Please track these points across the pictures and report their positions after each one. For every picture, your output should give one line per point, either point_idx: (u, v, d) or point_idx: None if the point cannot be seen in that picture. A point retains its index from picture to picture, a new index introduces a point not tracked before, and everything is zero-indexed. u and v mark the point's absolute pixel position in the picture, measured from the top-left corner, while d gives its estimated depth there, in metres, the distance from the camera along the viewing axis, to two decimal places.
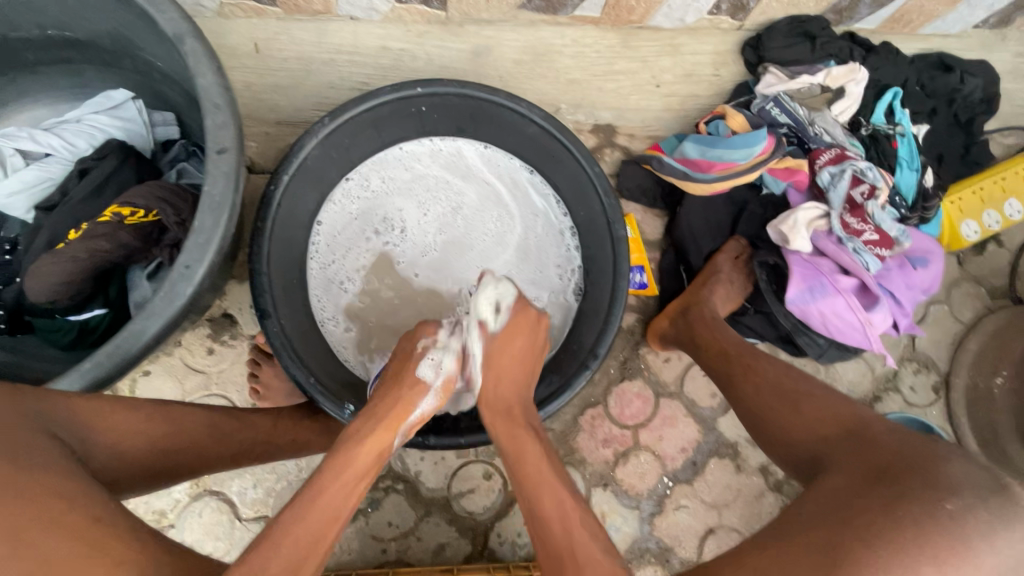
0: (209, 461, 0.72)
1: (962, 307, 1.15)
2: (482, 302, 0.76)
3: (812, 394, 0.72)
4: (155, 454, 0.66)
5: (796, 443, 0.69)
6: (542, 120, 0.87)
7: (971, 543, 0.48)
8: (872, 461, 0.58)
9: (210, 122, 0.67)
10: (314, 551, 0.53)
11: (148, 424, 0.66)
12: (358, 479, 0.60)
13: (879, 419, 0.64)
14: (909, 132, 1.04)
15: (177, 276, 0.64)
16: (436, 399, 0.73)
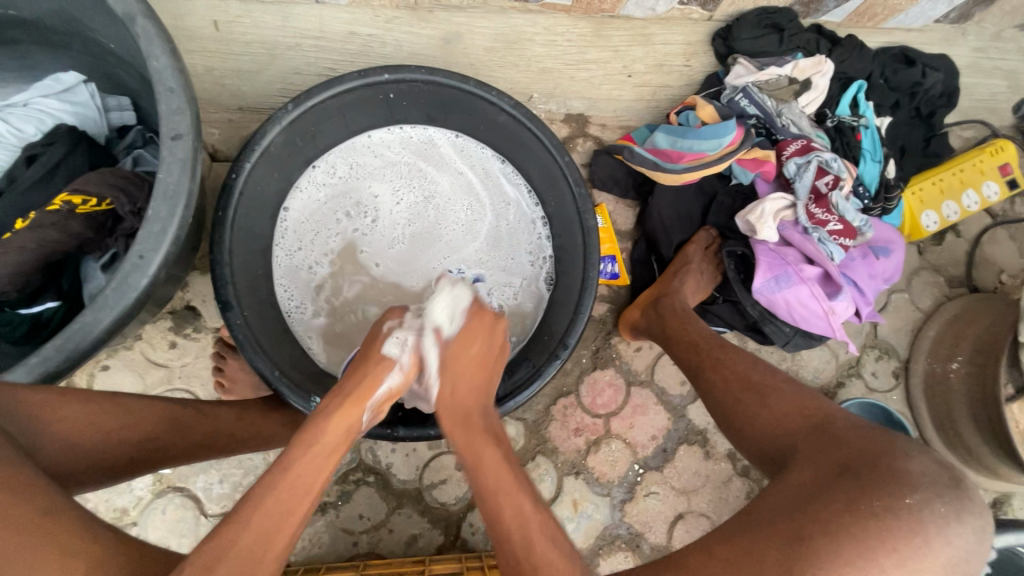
0: (170, 453, 0.70)
1: (922, 295, 1.18)
2: (436, 309, 0.76)
3: (779, 389, 0.72)
4: (111, 445, 0.64)
5: (761, 438, 0.69)
6: (513, 108, 0.86)
7: (928, 538, 0.50)
8: (837, 457, 0.58)
9: (164, 107, 0.65)
10: (279, 529, 0.53)
11: (102, 415, 0.65)
12: (326, 455, 0.60)
13: (843, 414, 0.65)
14: (872, 124, 1.07)
15: (129, 267, 0.62)
16: (403, 375, 0.73)
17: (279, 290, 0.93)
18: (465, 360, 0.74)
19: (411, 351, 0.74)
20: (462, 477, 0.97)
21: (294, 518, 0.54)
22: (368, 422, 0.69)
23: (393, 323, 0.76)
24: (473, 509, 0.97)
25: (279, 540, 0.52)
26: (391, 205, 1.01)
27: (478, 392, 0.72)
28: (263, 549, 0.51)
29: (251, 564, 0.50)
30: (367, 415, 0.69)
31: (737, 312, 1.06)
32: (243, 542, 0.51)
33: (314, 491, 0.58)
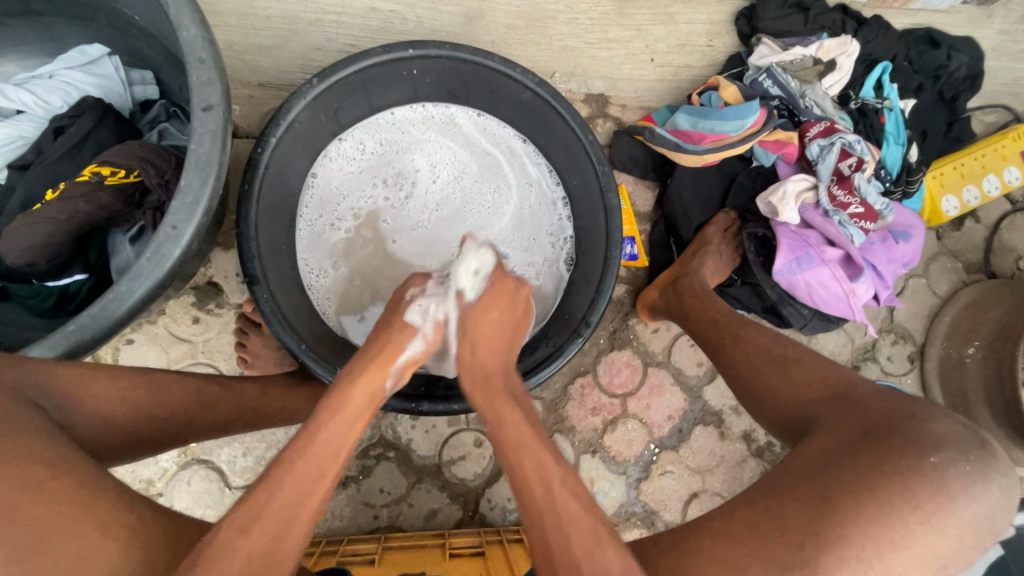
0: (198, 428, 0.71)
1: (939, 281, 1.18)
2: (460, 275, 0.76)
3: (799, 359, 0.72)
4: (140, 420, 0.65)
5: (783, 407, 0.69)
6: (536, 85, 0.86)
7: (952, 495, 0.51)
8: (860, 422, 0.59)
9: (196, 78, 0.65)
10: (314, 486, 0.56)
11: (130, 391, 0.65)
12: (354, 419, 0.62)
13: (864, 380, 0.65)
14: (896, 106, 1.05)
15: (164, 237, 0.62)
16: (424, 343, 0.73)
17: (301, 263, 0.93)
18: (485, 328, 0.74)
19: (433, 319, 0.74)
20: (480, 454, 0.99)
21: (322, 484, 0.56)
22: (394, 386, 0.70)
23: (415, 291, 0.76)
24: (491, 485, 0.98)
25: (307, 507, 0.54)
26: (415, 182, 1.01)
27: (494, 362, 0.72)
28: (295, 511, 0.54)
29: (281, 530, 0.52)
30: (392, 381, 0.70)
31: (755, 295, 1.06)
32: (274, 507, 0.53)
33: (342, 455, 0.60)
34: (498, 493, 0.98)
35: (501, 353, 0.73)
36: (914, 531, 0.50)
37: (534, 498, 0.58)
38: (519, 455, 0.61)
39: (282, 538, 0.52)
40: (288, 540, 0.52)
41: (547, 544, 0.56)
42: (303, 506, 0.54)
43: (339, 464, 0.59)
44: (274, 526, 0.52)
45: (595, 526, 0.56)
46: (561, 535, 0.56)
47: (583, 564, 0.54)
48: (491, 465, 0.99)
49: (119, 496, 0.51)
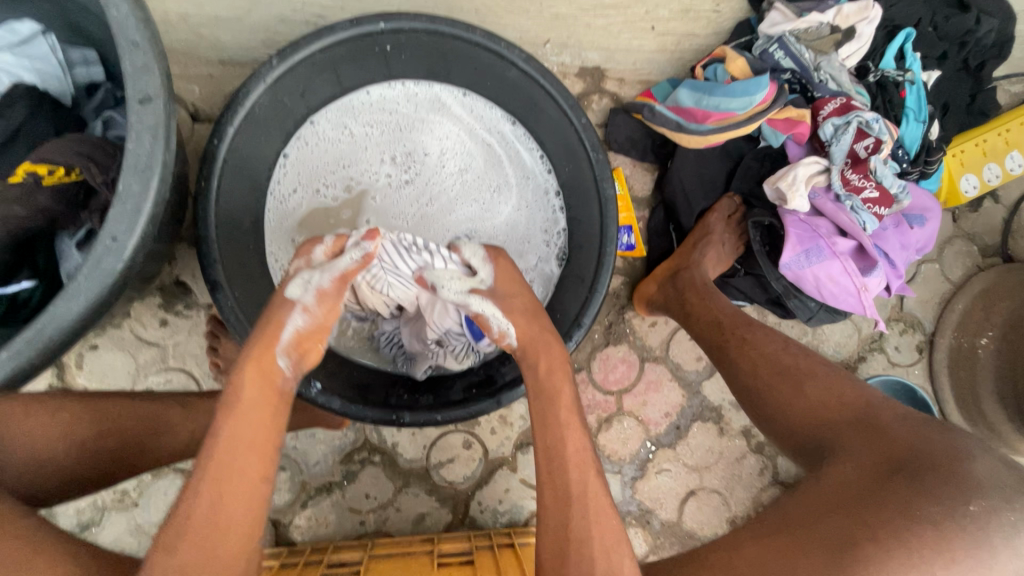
0: (156, 456, 0.66)
1: (953, 266, 1.11)
2: (345, 259, 0.67)
3: (815, 372, 0.67)
4: (88, 454, 0.60)
5: (796, 426, 0.64)
6: (524, 62, 0.77)
7: (993, 548, 0.47)
8: (887, 456, 0.54)
9: (128, 65, 0.57)
10: (221, 485, 0.51)
11: (74, 425, 0.60)
12: (251, 408, 0.56)
13: (887, 402, 0.60)
14: (919, 79, 0.96)
15: (103, 250, 0.56)
16: (312, 315, 0.65)
17: (271, 259, 0.86)
18: (519, 296, 0.70)
19: (317, 289, 0.65)
20: (470, 456, 0.95)
21: (241, 481, 0.52)
22: (292, 367, 0.62)
23: (300, 263, 0.67)
24: (481, 487, 0.95)
25: (235, 510, 0.51)
26: (413, 169, 0.93)
27: (537, 335, 0.67)
28: (215, 513, 0.50)
29: (205, 540, 0.49)
30: (285, 360, 0.62)
31: (759, 286, 0.99)
32: (200, 518, 0.50)
33: (263, 452, 0.55)
34: (489, 495, 0.95)
35: (548, 332, 0.67)
36: None
37: (564, 487, 0.56)
38: (562, 436, 0.59)
39: (217, 550, 0.49)
40: (223, 554, 0.49)
41: (560, 534, 0.54)
42: (228, 510, 0.51)
43: (261, 461, 0.54)
44: (204, 539, 0.49)
45: (614, 532, 0.54)
46: (582, 525, 0.53)
47: (597, 567, 0.52)
48: (482, 467, 0.95)
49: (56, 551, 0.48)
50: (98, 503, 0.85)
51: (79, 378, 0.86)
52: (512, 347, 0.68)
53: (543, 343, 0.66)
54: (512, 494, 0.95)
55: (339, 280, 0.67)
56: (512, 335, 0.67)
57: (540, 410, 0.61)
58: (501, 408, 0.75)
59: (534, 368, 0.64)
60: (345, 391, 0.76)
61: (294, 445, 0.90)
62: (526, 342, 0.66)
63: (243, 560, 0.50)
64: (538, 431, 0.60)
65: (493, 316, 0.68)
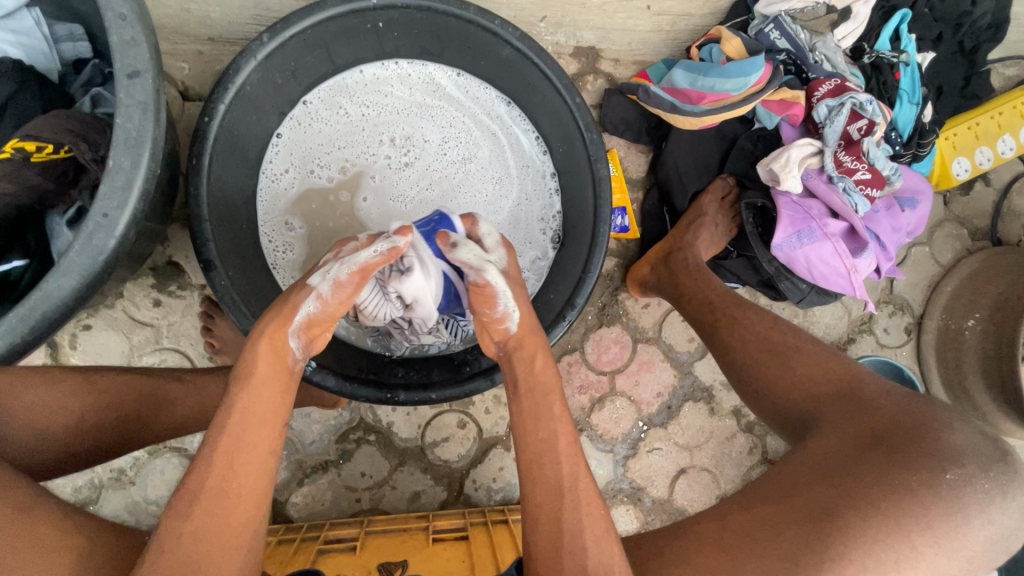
0: (155, 433, 0.66)
1: (943, 249, 1.13)
2: (367, 252, 0.64)
3: (802, 349, 0.67)
4: (90, 428, 0.60)
5: (784, 401, 0.65)
6: (517, 39, 0.77)
7: (968, 516, 0.48)
8: (870, 426, 0.55)
9: (116, 39, 0.56)
10: (233, 461, 0.53)
11: (74, 398, 0.60)
12: (262, 386, 0.58)
13: (873, 377, 0.61)
14: (913, 60, 0.96)
15: (94, 226, 0.55)
16: (325, 305, 0.63)
17: (264, 240, 0.85)
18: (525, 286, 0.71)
19: (334, 280, 0.63)
20: (465, 435, 0.96)
21: (254, 456, 0.54)
22: (302, 349, 0.63)
23: (330, 257, 0.67)
24: (476, 466, 0.96)
25: (246, 479, 0.53)
26: (413, 154, 0.92)
27: (533, 331, 0.68)
28: (226, 485, 0.52)
29: (220, 510, 0.51)
30: (296, 342, 0.62)
31: (751, 268, 1.00)
32: (210, 487, 0.52)
33: (269, 425, 0.57)
34: (483, 474, 0.96)
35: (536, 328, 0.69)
36: (920, 552, 0.48)
37: (555, 477, 0.58)
38: (551, 426, 0.61)
39: (227, 520, 0.51)
40: (232, 521, 0.52)
41: (563, 519, 0.56)
42: (239, 479, 0.53)
43: (268, 433, 0.56)
44: (215, 507, 0.51)
45: (599, 512, 0.58)
46: (570, 517, 0.57)
47: (588, 550, 0.55)
48: (476, 446, 0.96)
49: (54, 522, 0.48)
50: (96, 481, 0.86)
51: (72, 358, 0.86)
52: (507, 331, 0.68)
53: (536, 343, 0.67)
54: (506, 472, 0.97)
55: (359, 274, 0.64)
56: (514, 316, 0.67)
57: (528, 404, 0.63)
58: (495, 386, 0.77)
59: (529, 365, 0.66)
60: (343, 369, 0.77)
61: (289, 424, 0.91)
62: (521, 333, 0.67)
63: (253, 527, 0.53)
64: (527, 422, 0.62)
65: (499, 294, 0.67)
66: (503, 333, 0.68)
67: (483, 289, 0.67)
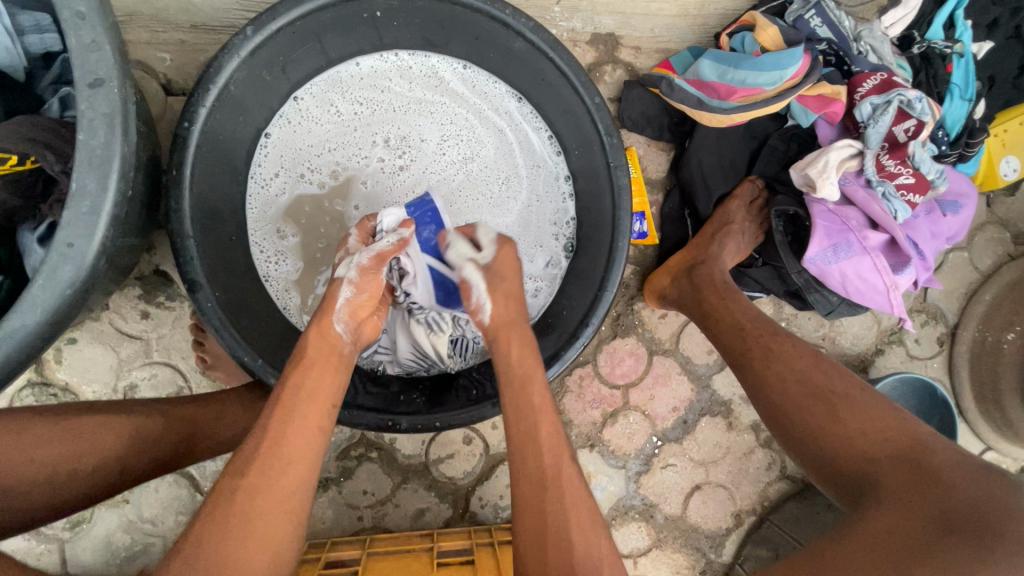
0: (134, 476, 0.60)
1: (983, 254, 1.05)
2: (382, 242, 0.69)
3: (851, 397, 0.63)
4: (57, 479, 0.55)
5: (832, 456, 0.61)
6: (531, 32, 0.68)
7: None
8: (942, 508, 0.52)
9: (74, 42, 0.49)
10: (285, 428, 0.56)
11: (40, 447, 0.54)
12: (315, 363, 0.61)
13: (936, 439, 0.57)
14: (969, 51, 0.87)
15: (58, 257, 0.49)
16: (358, 290, 0.66)
17: (255, 250, 0.79)
18: (511, 279, 0.68)
19: (358, 267, 0.67)
20: (471, 451, 0.92)
21: (306, 425, 0.57)
22: (350, 332, 0.65)
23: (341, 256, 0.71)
24: (482, 483, 0.92)
25: (294, 446, 0.55)
26: (408, 156, 0.85)
27: (513, 322, 0.66)
28: (278, 450, 0.55)
29: (274, 473, 0.54)
30: (341, 326, 0.64)
31: (777, 277, 0.93)
32: (264, 450, 0.54)
33: (320, 400, 0.59)
34: (490, 491, 0.92)
35: (520, 321, 0.66)
36: None
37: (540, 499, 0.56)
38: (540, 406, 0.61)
39: (278, 482, 0.54)
40: (284, 483, 0.54)
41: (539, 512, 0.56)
42: (288, 446, 0.55)
43: (318, 408, 0.58)
44: (267, 469, 0.54)
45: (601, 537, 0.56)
46: (562, 536, 0.55)
47: None
48: (482, 462, 0.92)
49: None
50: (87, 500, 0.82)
51: (58, 373, 0.81)
52: (483, 324, 0.67)
53: (513, 335, 0.65)
54: None
55: (379, 258, 0.68)
56: (487, 312, 0.67)
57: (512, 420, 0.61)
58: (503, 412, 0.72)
59: (506, 356, 0.64)
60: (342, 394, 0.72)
61: None
62: (494, 327, 0.66)
63: (299, 496, 0.55)
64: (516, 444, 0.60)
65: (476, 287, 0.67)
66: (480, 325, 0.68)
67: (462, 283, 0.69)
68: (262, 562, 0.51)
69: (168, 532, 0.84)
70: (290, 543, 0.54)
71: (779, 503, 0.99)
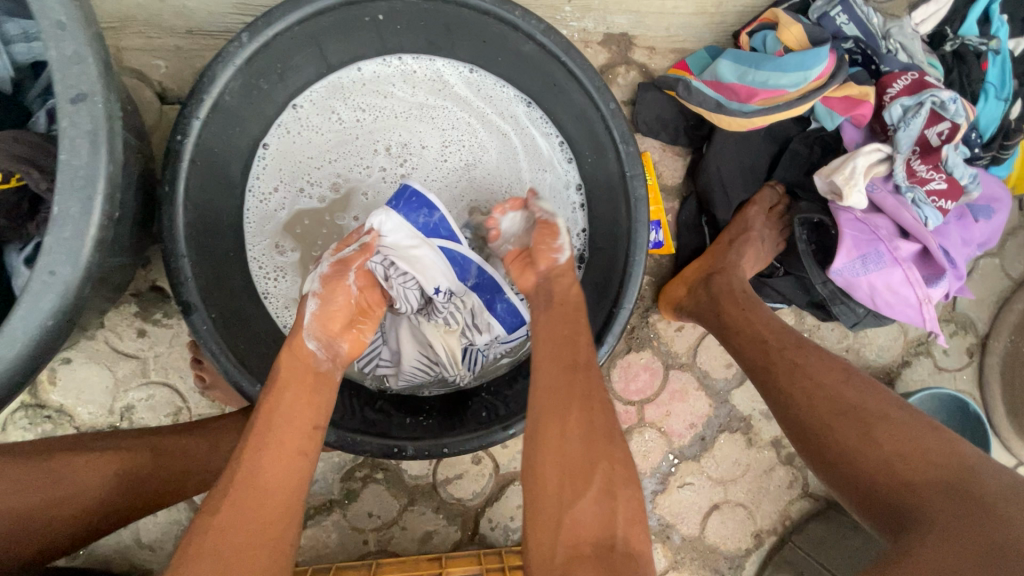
0: (122, 514, 0.57)
1: (1015, 260, 1.00)
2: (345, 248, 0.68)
3: (889, 418, 0.59)
4: (34, 523, 0.51)
5: (868, 483, 0.56)
6: (542, 34, 0.65)
7: None
8: (991, 542, 0.47)
9: (54, 54, 0.46)
10: (260, 455, 0.54)
11: (16, 489, 0.50)
12: (289, 387, 0.58)
13: (984, 465, 0.53)
14: (1005, 48, 0.81)
15: (39, 286, 0.46)
16: (323, 298, 0.64)
17: (253, 266, 0.76)
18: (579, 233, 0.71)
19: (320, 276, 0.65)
20: (480, 471, 0.88)
21: (288, 454, 0.55)
22: (322, 347, 0.62)
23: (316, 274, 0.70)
24: (492, 504, 0.89)
25: (271, 474, 0.53)
26: (410, 164, 0.81)
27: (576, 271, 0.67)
28: (257, 479, 0.53)
29: (251, 505, 0.51)
30: (313, 342, 0.62)
31: (800, 287, 0.89)
32: (240, 480, 0.52)
33: (300, 425, 0.57)
34: (500, 512, 0.89)
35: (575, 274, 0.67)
36: None
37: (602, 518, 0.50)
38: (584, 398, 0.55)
39: (255, 512, 0.51)
40: (262, 512, 0.52)
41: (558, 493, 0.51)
42: (267, 473, 0.53)
43: (296, 431, 0.56)
44: (245, 498, 0.51)
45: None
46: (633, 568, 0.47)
47: None
48: (492, 482, 0.89)
49: None
50: None
51: (52, 394, 0.79)
52: (556, 262, 0.66)
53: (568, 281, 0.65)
54: None
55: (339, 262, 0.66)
56: (567, 254, 0.67)
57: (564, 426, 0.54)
58: (513, 437, 0.68)
59: (562, 285, 0.65)
60: (346, 418, 0.69)
61: None
62: (564, 268, 0.66)
63: (281, 526, 0.52)
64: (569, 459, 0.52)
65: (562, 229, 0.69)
66: (551, 262, 0.66)
67: (545, 225, 0.69)
68: None
69: (166, 557, 0.81)
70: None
71: (801, 523, 0.95)
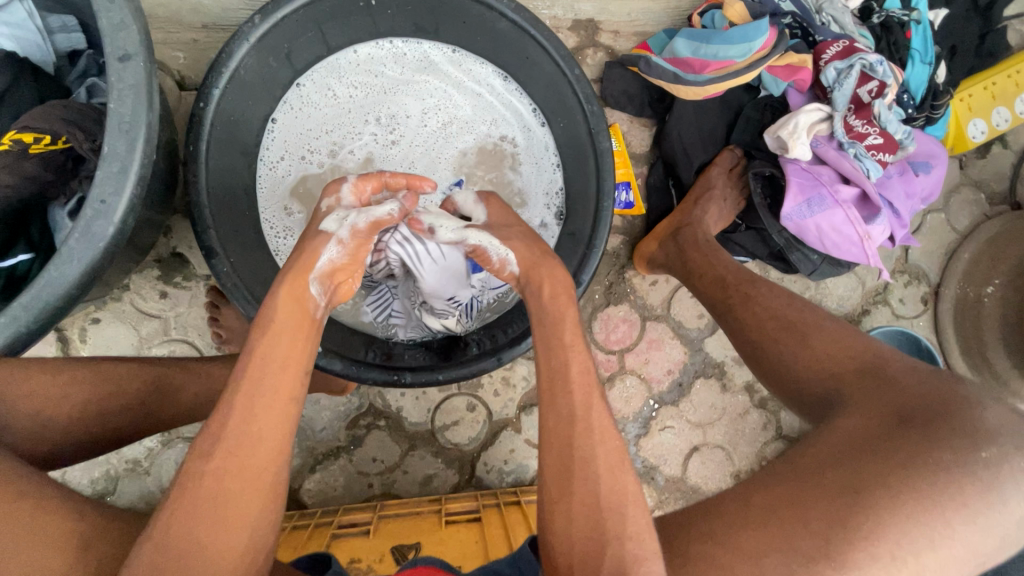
0: (160, 419, 0.66)
1: (960, 215, 1.10)
2: (382, 208, 0.69)
3: (820, 326, 0.67)
4: (90, 418, 0.60)
5: (802, 380, 0.64)
6: (514, 11, 0.75)
7: (1004, 496, 0.48)
8: (897, 404, 0.54)
9: (104, 21, 0.56)
10: (251, 403, 0.52)
11: (74, 386, 0.60)
12: (286, 332, 0.58)
13: (895, 353, 0.61)
14: (924, 18, 0.93)
15: (92, 213, 0.55)
16: (346, 250, 0.66)
17: (265, 226, 0.85)
18: (514, 227, 0.71)
19: (351, 227, 0.67)
20: (474, 418, 0.96)
21: (278, 402, 0.54)
22: (324, 294, 0.64)
23: (331, 206, 0.70)
24: (487, 448, 0.96)
25: (265, 422, 0.52)
26: (398, 132, 0.91)
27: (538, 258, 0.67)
28: (250, 426, 0.52)
29: (244, 452, 0.51)
30: (317, 288, 0.63)
31: (760, 240, 0.99)
32: (233, 428, 0.51)
33: (292, 368, 0.56)
34: (494, 456, 0.96)
35: (549, 255, 0.68)
36: (957, 530, 0.47)
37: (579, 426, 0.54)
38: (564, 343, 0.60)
39: (250, 457, 0.51)
40: (255, 460, 0.51)
41: (546, 450, 0.55)
42: (260, 421, 0.52)
43: (290, 376, 0.56)
44: (235, 446, 0.51)
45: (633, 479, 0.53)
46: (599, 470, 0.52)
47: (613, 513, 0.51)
48: (486, 428, 0.96)
49: (66, 505, 0.50)
50: (112, 473, 0.87)
51: (83, 351, 0.86)
52: (515, 272, 0.68)
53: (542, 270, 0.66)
54: (517, 454, 0.96)
55: (374, 223, 0.69)
56: (512, 258, 0.68)
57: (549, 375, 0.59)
58: (502, 365, 0.76)
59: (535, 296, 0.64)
60: (352, 354, 0.77)
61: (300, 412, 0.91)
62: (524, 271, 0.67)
63: (275, 470, 0.52)
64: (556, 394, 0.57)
65: (489, 247, 0.69)
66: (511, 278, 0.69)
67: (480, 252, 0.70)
68: (240, 540, 0.49)
69: None
70: (269, 520, 0.51)
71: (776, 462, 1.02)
